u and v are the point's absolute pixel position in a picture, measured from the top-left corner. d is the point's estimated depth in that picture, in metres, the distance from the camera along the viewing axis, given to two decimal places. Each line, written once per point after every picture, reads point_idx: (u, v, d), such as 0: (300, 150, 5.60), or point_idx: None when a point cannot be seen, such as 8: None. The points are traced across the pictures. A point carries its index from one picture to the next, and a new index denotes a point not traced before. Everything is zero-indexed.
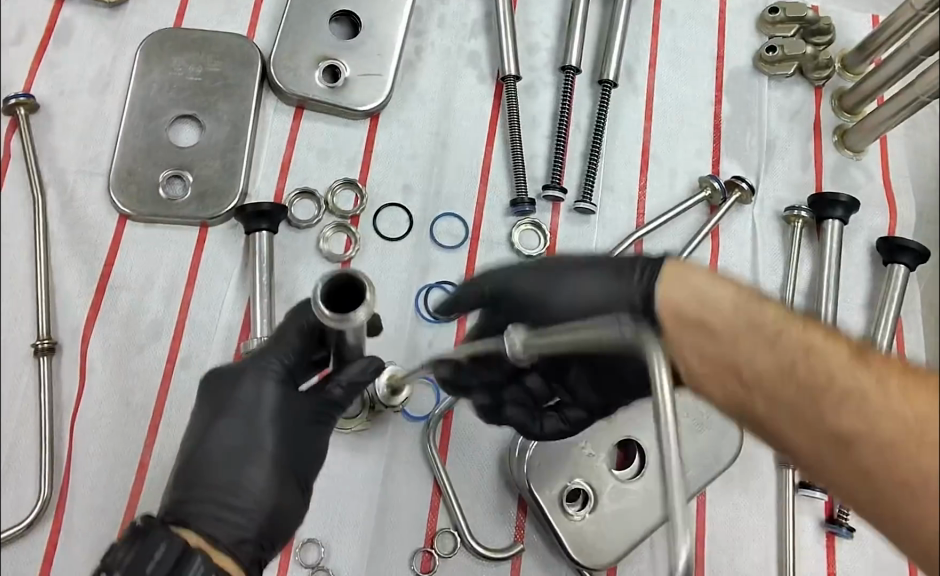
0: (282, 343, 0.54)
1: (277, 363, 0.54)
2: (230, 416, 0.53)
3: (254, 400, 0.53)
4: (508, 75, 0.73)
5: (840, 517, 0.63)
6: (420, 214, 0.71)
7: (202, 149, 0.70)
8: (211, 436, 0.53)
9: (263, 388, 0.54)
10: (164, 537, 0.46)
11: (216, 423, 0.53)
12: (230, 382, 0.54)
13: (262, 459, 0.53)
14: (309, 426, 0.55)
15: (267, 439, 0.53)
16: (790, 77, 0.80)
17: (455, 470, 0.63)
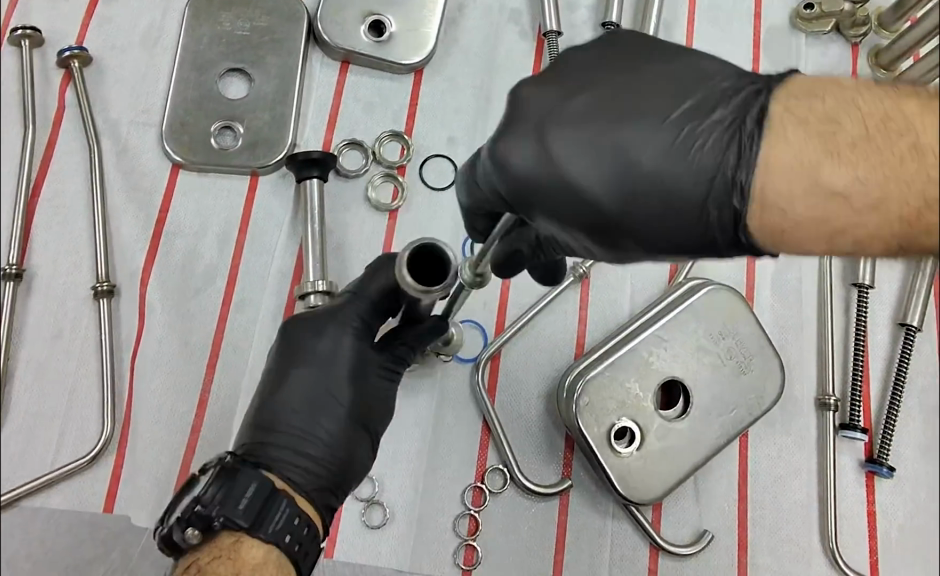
0: (361, 299, 0.56)
1: (357, 318, 0.55)
2: (311, 366, 0.54)
3: (332, 353, 0.54)
4: (549, 30, 0.74)
5: (881, 457, 0.64)
6: (465, 166, 0.72)
7: (252, 101, 0.71)
8: (290, 384, 0.53)
9: (341, 340, 0.55)
10: (253, 478, 0.47)
11: (294, 373, 0.54)
12: (309, 335, 0.55)
13: (340, 410, 0.53)
14: (380, 381, 0.56)
15: (344, 392, 0.54)
16: (827, 34, 0.81)
17: (503, 409, 0.65)
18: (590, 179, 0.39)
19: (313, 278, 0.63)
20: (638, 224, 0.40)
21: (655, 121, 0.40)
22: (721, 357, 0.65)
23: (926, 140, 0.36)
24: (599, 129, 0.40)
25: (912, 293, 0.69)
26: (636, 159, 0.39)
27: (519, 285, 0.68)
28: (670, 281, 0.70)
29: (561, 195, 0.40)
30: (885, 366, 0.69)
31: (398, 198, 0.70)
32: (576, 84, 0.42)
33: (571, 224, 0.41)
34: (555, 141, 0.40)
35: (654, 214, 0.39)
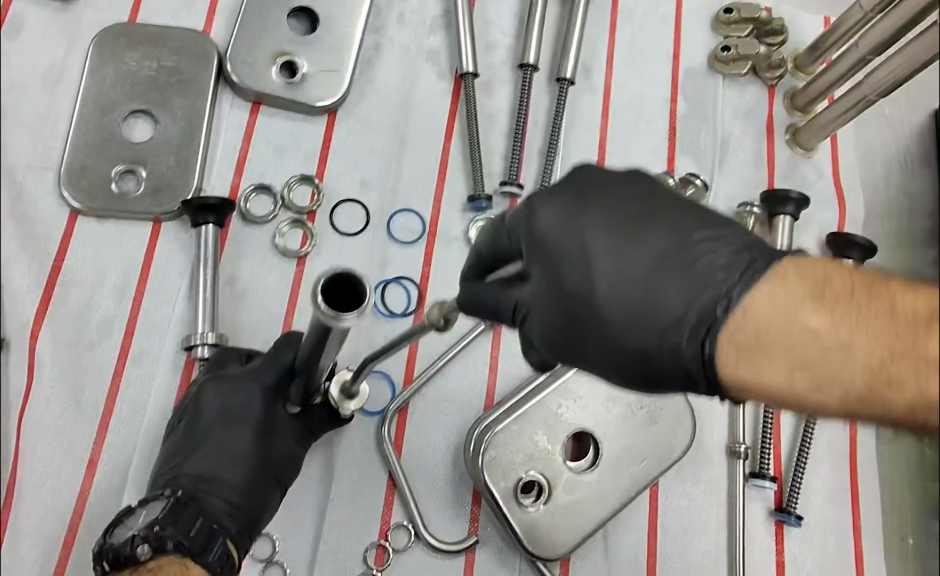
0: (273, 363, 0.57)
1: (271, 374, 0.57)
2: (225, 416, 0.55)
3: (246, 405, 0.56)
4: (466, 71, 0.74)
5: (789, 506, 0.65)
6: (377, 210, 0.71)
7: (156, 144, 0.69)
8: (206, 437, 0.55)
9: (251, 395, 0.56)
10: (198, 512, 0.50)
11: (210, 429, 0.55)
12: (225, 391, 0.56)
13: (246, 459, 0.55)
14: (293, 439, 0.57)
15: (251, 439, 0.55)
16: (744, 76, 0.82)
17: (409, 463, 0.63)
18: (601, 271, 0.41)
19: (203, 331, 0.62)
20: (610, 310, 0.41)
21: (668, 232, 0.41)
22: (632, 407, 0.65)
23: (902, 305, 0.37)
24: (619, 232, 0.42)
25: None
26: (647, 271, 0.40)
27: (430, 333, 0.67)
28: None
29: (575, 272, 0.42)
30: (796, 412, 0.69)
31: (307, 245, 0.68)
32: (612, 191, 0.44)
33: (563, 296, 0.43)
34: (586, 220, 0.43)
35: (633, 314, 0.40)
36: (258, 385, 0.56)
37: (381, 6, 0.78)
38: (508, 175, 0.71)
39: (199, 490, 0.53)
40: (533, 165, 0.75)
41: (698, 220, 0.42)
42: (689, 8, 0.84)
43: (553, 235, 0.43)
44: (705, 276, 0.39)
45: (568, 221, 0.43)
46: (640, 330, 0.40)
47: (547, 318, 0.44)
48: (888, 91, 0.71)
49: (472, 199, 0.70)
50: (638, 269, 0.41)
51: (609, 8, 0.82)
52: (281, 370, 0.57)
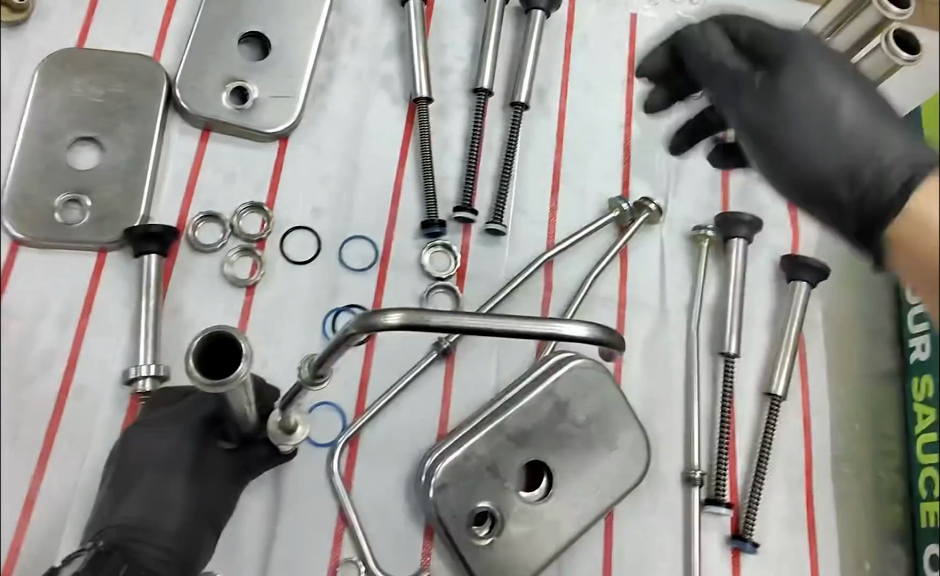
0: (204, 407, 0.58)
1: (196, 416, 0.58)
2: (154, 461, 0.56)
3: (174, 448, 0.57)
4: (420, 97, 0.73)
5: (745, 533, 0.65)
6: (328, 237, 0.70)
7: (103, 172, 0.68)
8: (135, 485, 0.55)
9: (179, 438, 0.57)
10: (124, 560, 0.50)
11: (138, 476, 0.56)
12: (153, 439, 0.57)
13: (179, 501, 0.55)
14: (225, 482, 0.58)
15: (182, 482, 0.56)
16: (698, 100, 0.82)
17: (361, 497, 0.62)
18: (799, 134, 0.54)
19: (143, 362, 0.61)
20: (825, 179, 0.53)
21: (857, 106, 0.53)
22: (586, 436, 0.64)
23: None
24: (818, 93, 0.54)
25: (778, 362, 0.71)
26: (789, 104, 0.54)
27: (382, 363, 0.66)
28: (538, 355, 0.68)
29: (794, 145, 0.54)
30: (751, 437, 0.70)
31: (256, 274, 0.67)
32: (810, 56, 0.55)
33: (791, 167, 0.55)
34: (784, 84, 0.55)
35: (841, 159, 0.52)
36: (183, 427, 0.58)
37: (334, 30, 0.77)
38: (462, 201, 0.71)
39: (128, 538, 0.52)
40: (487, 190, 0.74)
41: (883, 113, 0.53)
42: (643, 32, 0.84)
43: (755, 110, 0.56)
44: (867, 157, 0.51)
45: (769, 84, 0.56)
46: (832, 187, 0.53)
47: (772, 158, 0.56)
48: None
49: (425, 226, 0.69)
50: (845, 121, 0.52)
51: (564, 33, 0.82)
52: (205, 413, 0.58)
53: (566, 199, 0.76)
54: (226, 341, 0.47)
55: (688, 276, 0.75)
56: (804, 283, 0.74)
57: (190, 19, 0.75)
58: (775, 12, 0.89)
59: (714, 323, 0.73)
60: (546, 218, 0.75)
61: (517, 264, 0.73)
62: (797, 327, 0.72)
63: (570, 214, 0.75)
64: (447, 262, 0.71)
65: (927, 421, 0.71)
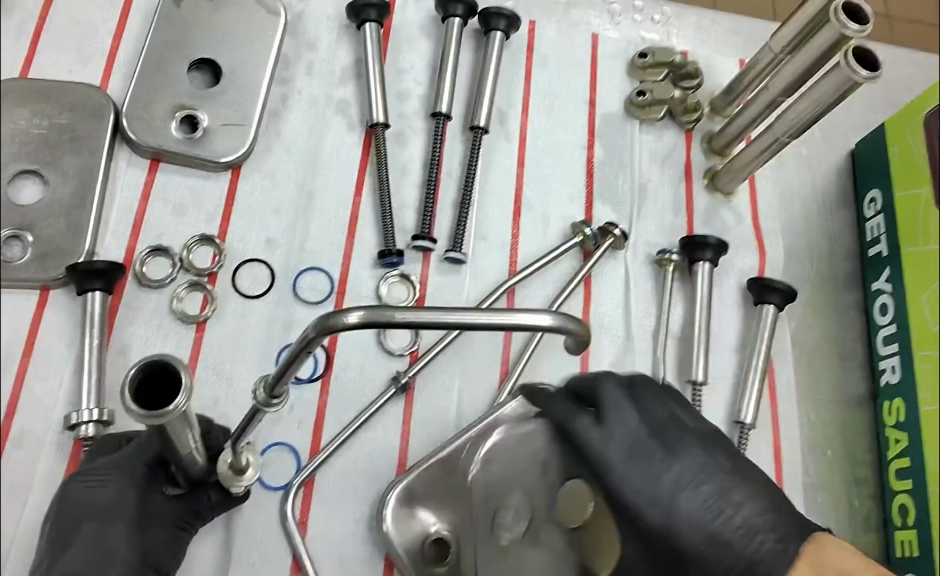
0: (149, 452, 0.54)
1: (142, 462, 0.54)
2: (94, 510, 0.51)
3: (117, 496, 0.52)
4: (376, 123, 0.72)
5: None
6: (282, 269, 0.68)
7: (45, 207, 0.64)
8: (72, 538, 0.49)
9: (122, 485, 0.52)
10: None
11: (77, 527, 0.50)
12: (93, 487, 0.52)
13: (125, 551, 0.50)
14: (172, 531, 0.55)
15: (128, 531, 0.51)
16: (661, 120, 0.81)
17: (316, 541, 0.60)
18: None
19: (86, 407, 0.58)
20: (709, 558, 0.46)
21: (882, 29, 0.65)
22: None
23: None
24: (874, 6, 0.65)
25: (746, 389, 0.70)
26: (664, 458, 0.49)
27: (338, 400, 0.64)
28: (498, 390, 0.67)
29: None
30: None
31: (207, 309, 0.65)
32: None
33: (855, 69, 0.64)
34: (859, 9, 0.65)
35: (708, 536, 0.46)
36: (127, 474, 0.53)
37: (288, 55, 0.76)
38: (420, 229, 0.70)
39: None
40: (447, 216, 0.73)
41: (725, 442, 0.51)
42: (605, 53, 0.83)
43: (825, 90, 0.65)
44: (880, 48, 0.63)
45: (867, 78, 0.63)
46: (728, 556, 0.46)
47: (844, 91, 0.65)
48: (799, 133, 0.70)
49: (382, 256, 0.68)
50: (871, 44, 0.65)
51: (524, 55, 0.81)
52: (151, 458, 0.54)
53: (527, 224, 0.74)
54: (166, 372, 0.41)
55: (654, 301, 0.74)
56: (773, 306, 0.73)
57: (138, 46, 0.73)
58: (737, 30, 0.88)
59: (681, 348, 0.72)
60: (507, 244, 0.73)
61: (480, 293, 0.71)
62: (764, 352, 0.71)
63: (532, 239, 0.74)
64: (406, 292, 0.69)
65: (897, 446, 0.71)
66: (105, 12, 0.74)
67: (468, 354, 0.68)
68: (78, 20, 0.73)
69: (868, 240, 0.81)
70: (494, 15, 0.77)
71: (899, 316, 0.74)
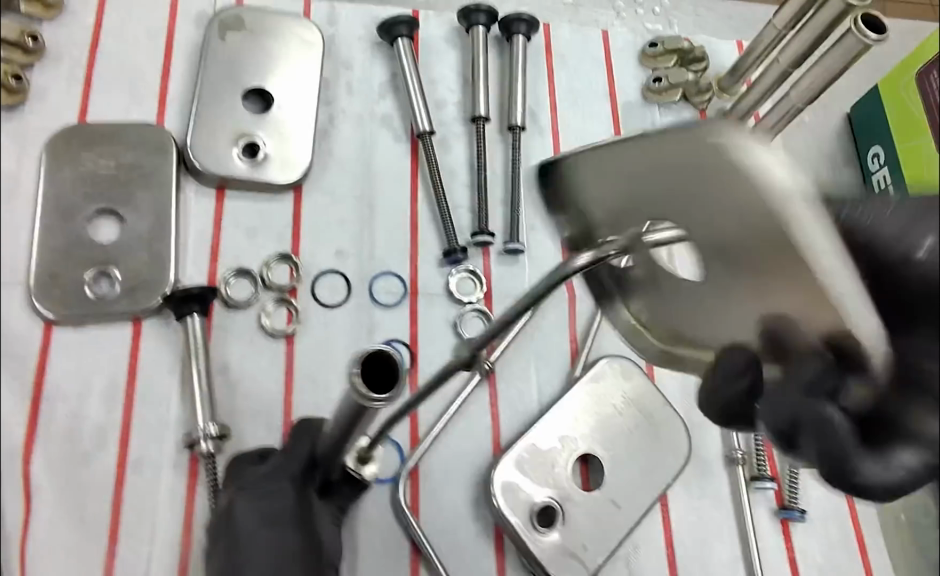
0: (295, 456, 0.58)
1: (296, 463, 0.58)
2: (261, 515, 0.55)
3: (280, 500, 0.56)
4: (423, 131, 0.76)
5: (792, 502, 0.69)
6: (357, 278, 0.72)
7: (125, 243, 0.68)
8: (249, 544, 0.54)
9: (283, 487, 0.56)
10: None
11: (251, 534, 0.54)
12: (254, 496, 0.55)
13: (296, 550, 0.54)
14: (332, 523, 0.59)
15: (297, 530, 0.55)
16: (677, 103, 0.88)
17: (430, 524, 0.64)
18: None
19: (202, 424, 0.61)
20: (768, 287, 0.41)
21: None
22: (629, 425, 0.69)
23: None
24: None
25: None
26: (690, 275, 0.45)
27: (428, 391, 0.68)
28: (572, 366, 0.72)
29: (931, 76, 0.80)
30: None
31: (293, 323, 0.69)
32: None
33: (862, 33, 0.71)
34: None
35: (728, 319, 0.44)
36: (287, 476, 0.57)
37: (328, 78, 0.80)
38: (479, 226, 0.75)
39: None
40: (499, 213, 0.78)
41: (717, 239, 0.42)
42: (616, 46, 0.90)
43: (838, 55, 0.71)
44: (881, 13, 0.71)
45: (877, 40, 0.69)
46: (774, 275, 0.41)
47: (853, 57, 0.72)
48: (813, 100, 0.76)
49: (448, 254, 0.72)
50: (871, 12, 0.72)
51: (544, 55, 0.88)
52: (303, 459, 0.58)
53: None
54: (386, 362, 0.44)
55: None
56: None
57: (187, 82, 0.76)
58: (730, 16, 0.95)
59: None
60: None
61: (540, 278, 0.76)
62: None
63: None
64: (473, 286, 0.74)
65: None
66: (149, 54, 0.77)
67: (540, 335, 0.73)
68: (125, 63, 0.76)
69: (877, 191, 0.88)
70: (516, 21, 0.83)
71: None
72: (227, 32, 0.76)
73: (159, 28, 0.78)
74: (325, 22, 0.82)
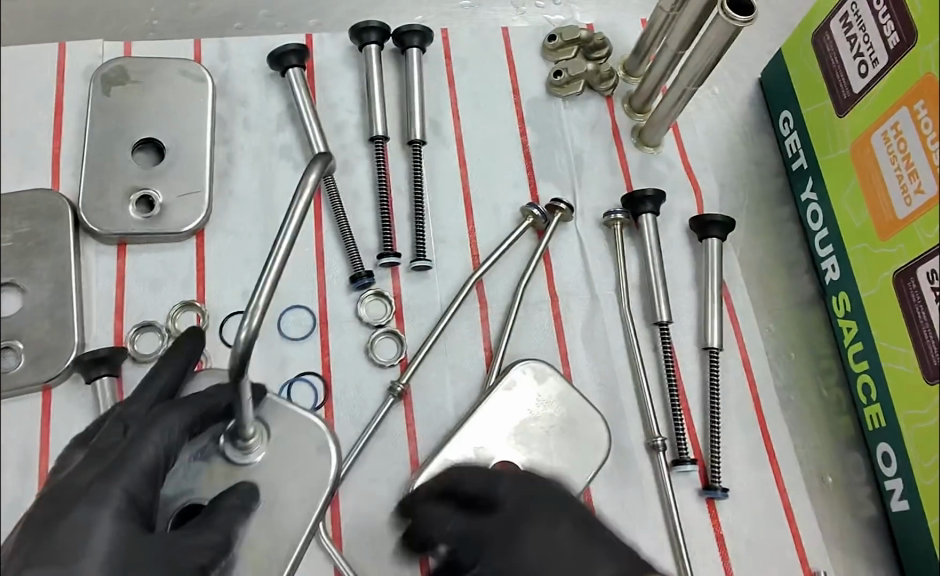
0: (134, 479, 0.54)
1: (174, 422, 0.58)
2: (79, 508, 0.51)
3: (99, 509, 0.51)
4: (321, 159, 0.77)
5: (714, 482, 0.70)
6: (265, 316, 0.73)
7: (28, 313, 0.67)
8: (57, 548, 0.49)
9: (131, 482, 0.54)
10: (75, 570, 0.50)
11: (65, 540, 0.50)
12: (62, 509, 0.51)
13: (152, 556, 0.53)
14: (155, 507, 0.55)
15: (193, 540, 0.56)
16: (582, 93, 0.89)
17: (353, 549, 0.65)
18: None
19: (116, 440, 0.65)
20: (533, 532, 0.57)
21: None
22: (547, 427, 0.70)
23: None
24: None
25: (707, 316, 0.76)
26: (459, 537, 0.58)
27: (343, 421, 0.70)
28: (487, 372, 0.73)
29: None
30: (701, 391, 0.75)
31: (204, 368, 0.70)
32: None
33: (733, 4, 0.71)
34: None
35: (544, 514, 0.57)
36: (137, 470, 0.54)
37: (224, 117, 0.81)
38: (384, 247, 0.75)
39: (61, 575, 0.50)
40: (405, 230, 0.79)
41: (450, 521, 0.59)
42: (518, 41, 0.90)
43: (715, 35, 0.71)
44: None
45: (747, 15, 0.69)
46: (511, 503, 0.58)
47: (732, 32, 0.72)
48: (702, 79, 0.77)
49: (355, 279, 0.73)
50: None
51: (444, 62, 0.88)
52: (191, 416, 0.59)
53: (481, 217, 0.81)
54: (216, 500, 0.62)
55: (609, 259, 0.80)
56: (715, 238, 0.79)
57: (78, 141, 0.78)
58: None
59: (643, 295, 0.78)
60: (466, 241, 0.79)
61: (450, 291, 0.76)
62: (717, 277, 0.78)
63: (488, 231, 0.80)
64: (383, 308, 0.74)
65: (851, 333, 0.75)
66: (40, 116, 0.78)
67: (452, 347, 0.74)
68: None
69: (789, 157, 0.86)
70: (407, 34, 0.83)
71: (828, 218, 0.79)
72: (110, 86, 0.78)
73: (47, 89, 0.79)
74: (217, 59, 0.84)
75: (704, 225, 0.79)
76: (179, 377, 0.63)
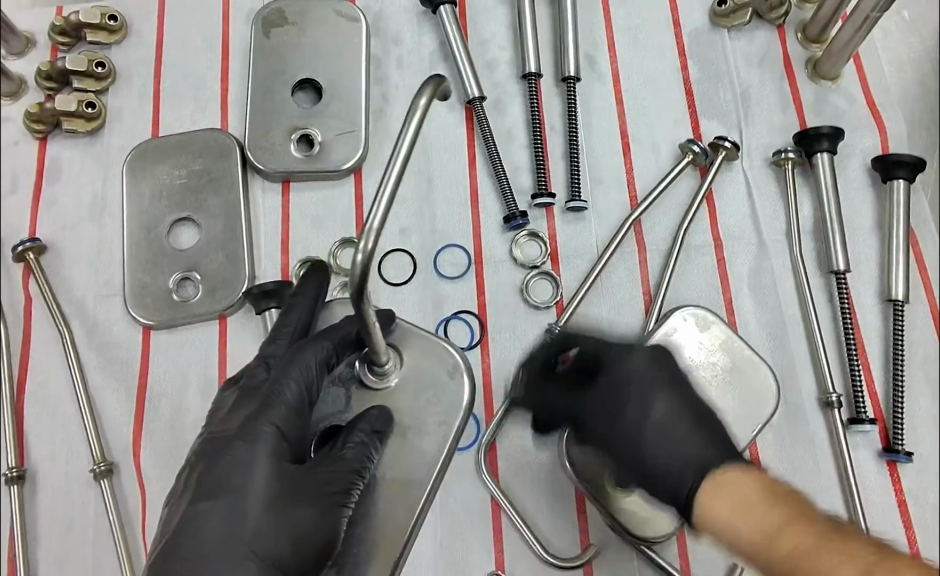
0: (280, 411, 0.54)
1: (311, 357, 0.56)
2: (237, 446, 0.53)
3: (254, 445, 0.53)
4: (473, 98, 0.75)
5: (896, 444, 0.64)
6: (421, 254, 0.73)
7: (203, 247, 0.73)
8: (223, 480, 0.52)
9: (280, 418, 0.54)
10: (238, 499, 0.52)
11: (228, 477, 0.52)
12: (224, 447, 0.53)
13: (303, 490, 0.53)
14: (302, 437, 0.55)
15: (333, 469, 0.54)
16: (749, 24, 0.82)
17: (510, 484, 0.65)
18: None
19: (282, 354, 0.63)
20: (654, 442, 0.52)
21: None
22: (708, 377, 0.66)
23: None
24: None
25: (890, 266, 0.70)
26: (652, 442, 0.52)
27: (499, 360, 0.69)
28: (646, 317, 0.70)
29: None
30: (881, 345, 0.69)
31: None
32: None
33: None
34: None
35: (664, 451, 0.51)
36: (284, 406, 0.54)
37: (378, 57, 0.81)
38: (538, 187, 0.73)
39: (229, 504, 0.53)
40: (559, 169, 0.77)
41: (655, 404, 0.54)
42: None
43: None
44: None
45: None
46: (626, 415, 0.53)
47: None
48: (887, 6, 0.70)
49: (509, 220, 0.71)
50: None
51: None
52: (326, 349, 0.57)
53: (638, 156, 0.77)
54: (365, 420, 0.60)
55: (780, 201, 0.74)
56: (902, 180, 0.72)
57: (243, 83, 0.80)
58: None
59: (816, 241, 0.72)
60: (623, 182, 0.76)
61: (607, 233, 0.74)
62: (904, 222, 0.71)
63: (646, 171, 0.76)
64: (538, 248, 0.73)
65: None
66: (208, 59, 0.81)
67: (609, 291, 0.72)
68: (188, 73, 0.80)
69: None
70: None
71: None
72: (270, 28, 0.80)
73: (214, 34, 0.82)
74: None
75: (890, 165, 0.72)
76: (311, 310, 0.62)
